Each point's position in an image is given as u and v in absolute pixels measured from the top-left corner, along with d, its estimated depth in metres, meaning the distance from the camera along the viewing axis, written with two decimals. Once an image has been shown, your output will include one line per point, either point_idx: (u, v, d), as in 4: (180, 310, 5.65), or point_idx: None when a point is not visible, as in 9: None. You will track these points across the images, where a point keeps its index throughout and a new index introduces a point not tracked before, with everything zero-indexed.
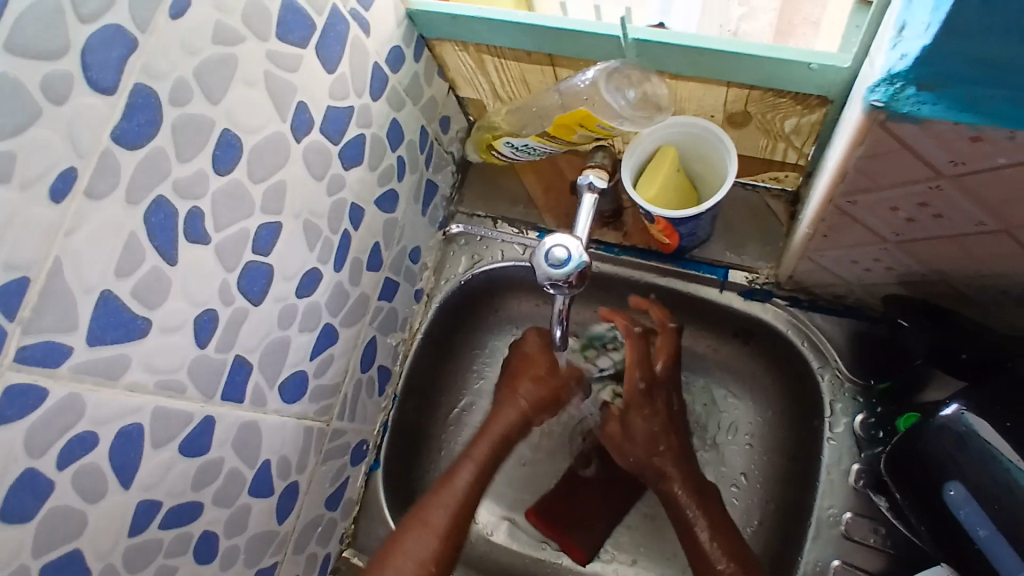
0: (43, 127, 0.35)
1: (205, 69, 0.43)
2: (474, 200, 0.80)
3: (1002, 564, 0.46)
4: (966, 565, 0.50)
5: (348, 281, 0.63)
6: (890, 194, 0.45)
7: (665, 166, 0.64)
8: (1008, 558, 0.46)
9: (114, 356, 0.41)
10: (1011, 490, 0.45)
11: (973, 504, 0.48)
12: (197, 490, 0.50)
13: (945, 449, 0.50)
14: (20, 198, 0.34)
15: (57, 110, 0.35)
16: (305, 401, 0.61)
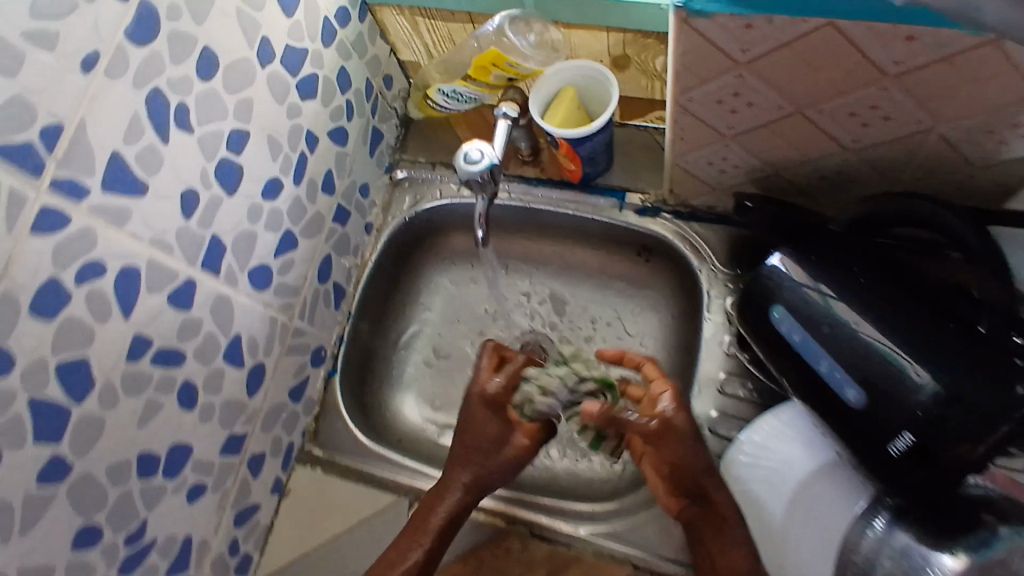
0: (76, 19, 0.47)
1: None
2: (416, 149, 0.94)
3: (813, 360, 0.60)
4: (790, 375, 0.63)
5: (306, 197, 0.76)
6: (711, 86, 0.60)
7: (565, 101, 0.79)
8: (816, 355, 0.60)
9: (121, 206, 0.53)
10: (817, 305, 0.60)
11: (792, 320, 0.61)
12: (181, 341, 0.62)
13: (766, 290, 0.64)
14: (56, 67, 0.47)
15: (87, 7, 0.48)
16: (271, 293, 0.73)
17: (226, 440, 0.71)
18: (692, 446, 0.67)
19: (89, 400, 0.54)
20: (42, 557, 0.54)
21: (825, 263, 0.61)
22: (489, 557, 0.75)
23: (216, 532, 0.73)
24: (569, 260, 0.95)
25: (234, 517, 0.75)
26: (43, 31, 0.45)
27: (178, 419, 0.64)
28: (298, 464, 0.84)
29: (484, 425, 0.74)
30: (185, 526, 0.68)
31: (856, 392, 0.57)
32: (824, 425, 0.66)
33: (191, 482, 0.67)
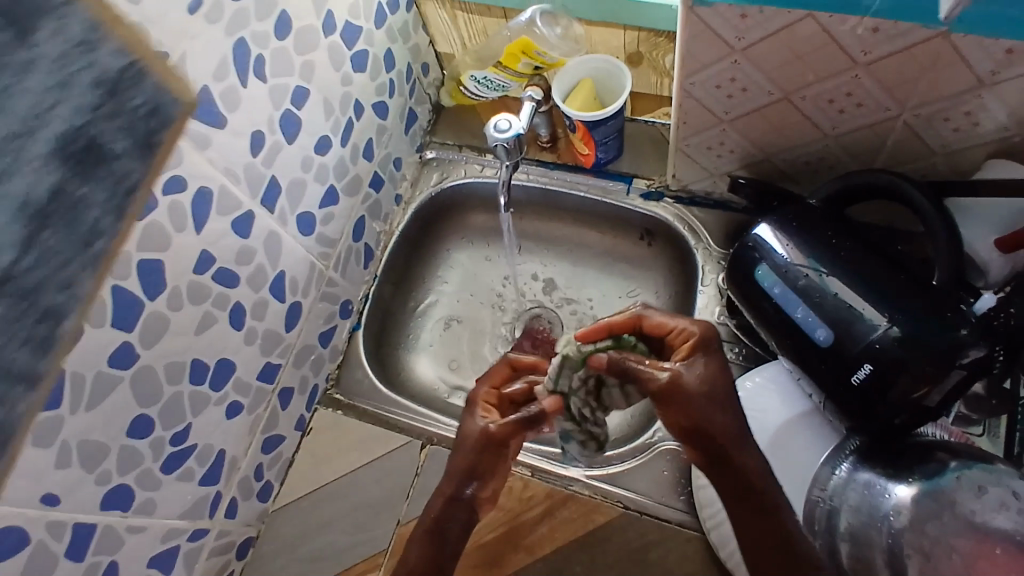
0: None
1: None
2: (446, 133, 1.04)
3: (790, 309, 0.68)
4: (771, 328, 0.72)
5: (349, 158, 0.85)
6: (712, 72, 0.70)
7: (585, 88, 0.88)
8: (792, 305, 0.68)
9: (205, 133, 0.62)
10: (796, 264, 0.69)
11: (774, 275, 0.70)
12: (237, 264, 0.70)
13: (750, 254, 0.72)
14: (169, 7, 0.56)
15: None
16: (312, 239, 0.82)
17: (263, 367, 0.79)
18: (712, 407, 0.60)
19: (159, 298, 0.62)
20: (105, 433, 0.60)
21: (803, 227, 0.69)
22: None
23: (245, 452, 0.80)
24: (578, 241, 1.04)
25: (262, 443, 0.82)
26: None
27: (227, 335, 0.71)
28: (321, 406, 0.91)
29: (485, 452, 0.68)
30: (220, 439, 0.75)
31: (826, 332, 0.65)
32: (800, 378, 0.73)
33: (230, 399, 0.75)
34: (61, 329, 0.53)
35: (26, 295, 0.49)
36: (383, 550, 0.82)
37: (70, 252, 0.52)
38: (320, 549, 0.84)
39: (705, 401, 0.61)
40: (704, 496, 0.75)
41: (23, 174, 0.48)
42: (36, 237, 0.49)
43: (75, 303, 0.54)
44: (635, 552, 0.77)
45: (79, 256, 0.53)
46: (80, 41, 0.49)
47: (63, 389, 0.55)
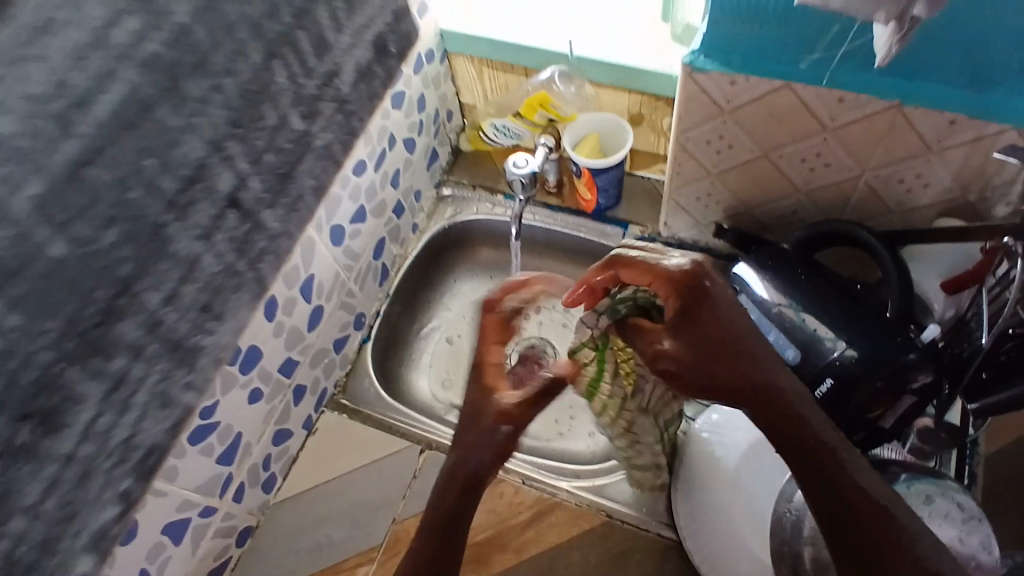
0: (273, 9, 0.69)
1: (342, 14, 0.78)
2: (462, 174, 1.15)
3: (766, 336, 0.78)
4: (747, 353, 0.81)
5: (379, 183, 0.95)
6: (702, 130, 0.82)
7: (590, 140, 1.00)
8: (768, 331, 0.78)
9: (271, 141, 0.72)
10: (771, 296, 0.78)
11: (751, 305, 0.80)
12: (277, 260, 0.79)
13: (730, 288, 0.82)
14: (255, 34, 0.67)
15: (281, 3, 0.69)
16: (340, 250, 0.91)
17: (284, 360, 0.86)
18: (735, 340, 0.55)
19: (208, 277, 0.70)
20: None
21: (778, 266, 0.80)
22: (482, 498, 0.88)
23: (258, 439, 0.85)
24: (576, 278, 1.13)
25: (273, 434, 0.88)
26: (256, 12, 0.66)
27: (260, 324, 0.79)
28: (327, 409, 0.98)
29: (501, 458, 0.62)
30: (240, 421, 0.81)
31: (795, 352, 0.75)
32: None
33: (253, 385, 0.81)
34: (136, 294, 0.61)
35: (112, 257, 0.57)
36: (377, 547, 0.87)
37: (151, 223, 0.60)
38: (317, 541, 0.88)
39: (704, 347, 0.55)
40: (681, 506, 0.81)
41: (126, 157, 0.57)
42: (127, 208, 0.57)
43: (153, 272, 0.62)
44: (614, 558, 0.83)
45: (161, 230, 0.62)
46: (180, 54, 0.59)
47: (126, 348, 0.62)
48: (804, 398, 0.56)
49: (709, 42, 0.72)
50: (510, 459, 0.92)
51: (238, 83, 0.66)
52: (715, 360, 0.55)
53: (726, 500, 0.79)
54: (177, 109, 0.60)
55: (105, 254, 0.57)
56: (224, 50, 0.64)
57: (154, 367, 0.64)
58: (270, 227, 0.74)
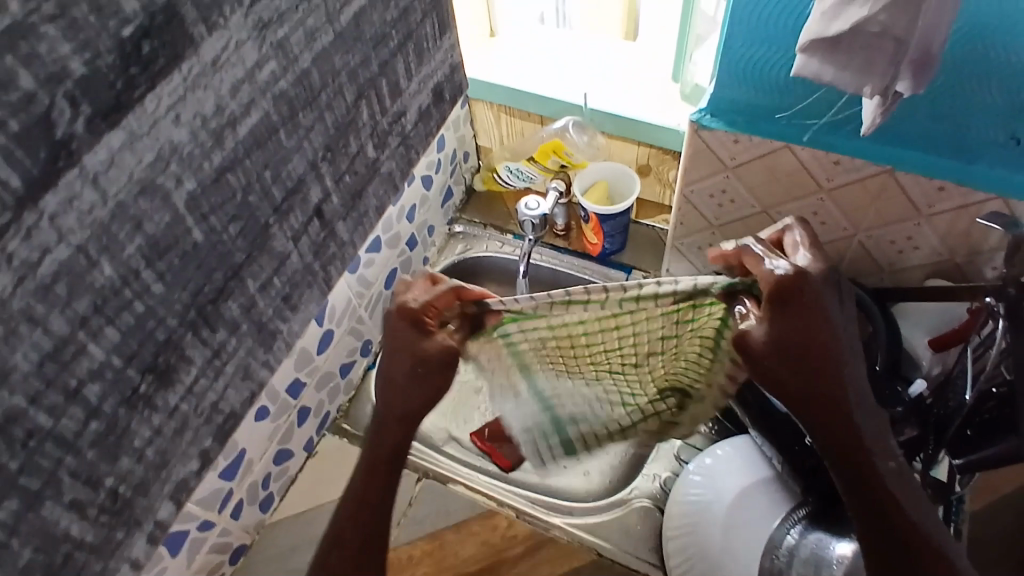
0: (332, 54, 0.72)
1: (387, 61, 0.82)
2: (474, 212, 1.20)
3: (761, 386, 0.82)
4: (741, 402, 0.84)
5: (395, 217, 0.99)
6: (706, 183, 0.86)
7: (601, 188, 1.03)
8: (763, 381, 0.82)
9: (310, 174, 0.75)
10: None
11: None
12: (303, 287, 0.81)
13: None
14: (314, 75, 0.70)
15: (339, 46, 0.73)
16: (355, 278, 0.94)
17: (293, 381, 0.88)
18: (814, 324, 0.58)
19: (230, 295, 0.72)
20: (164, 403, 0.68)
21: None
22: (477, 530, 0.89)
23: (261, 456, 0.86)
24: None
25: (275, 453, 0.89)
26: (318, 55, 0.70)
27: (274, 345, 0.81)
28: (327, 432, 0.99)
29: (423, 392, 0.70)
30: (247, 438, 0.82)
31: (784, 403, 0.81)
32: (764, 449, 0.84)
33: (263, 403, 0.83)
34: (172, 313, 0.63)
35: (155, 277, 0.60)
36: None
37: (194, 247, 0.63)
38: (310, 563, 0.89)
39: (795, 331, 0.58)
40: (670, 548, 0.82)
41: (183, 184, 0.59)
42: (171, 231, 0.60)
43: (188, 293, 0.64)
44: None
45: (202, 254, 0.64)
46: (246, 92, 0.62)
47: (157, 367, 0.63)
48: (862, 397, 0.62)
49: (715, 105, 0.78)
50: (507, 491, 0.91)
51: (292, 118, 0.69)
52: (812, 356, 0.59)
53: (717, 539, 0.80)
54: (235, 140, 0.63)
55: (149, 273, 0.59)
56: (287, 90, 0.67)
57: (175, 382, 0.66)
58: (302, 254, 0.78)
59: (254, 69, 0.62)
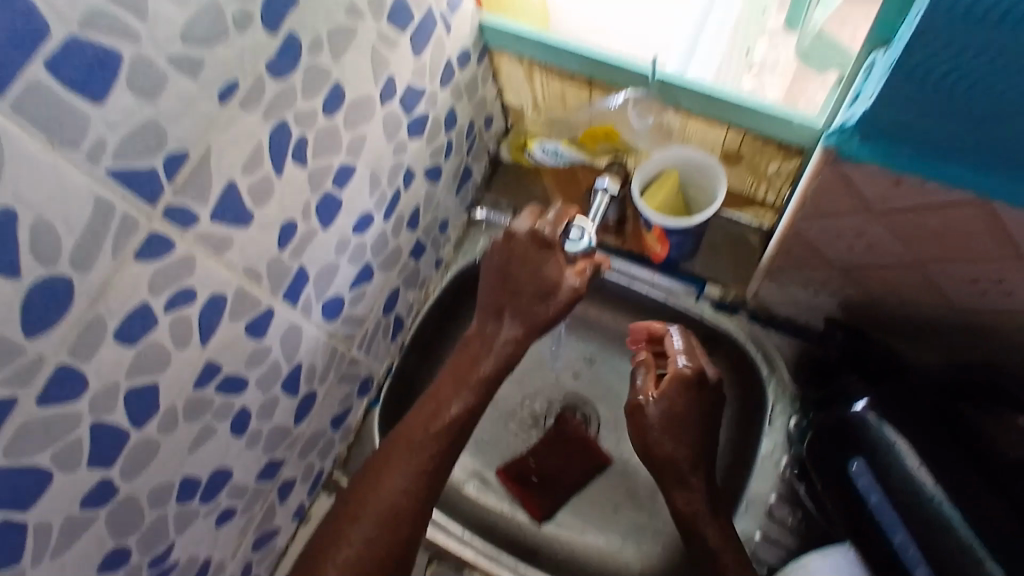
0: (223, 45, 0.45)
1: (333, 35, 0.54)
2: (501, 192, 0.93)
3: (885, 518, 0.61)
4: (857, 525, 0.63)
5: (391, 231, 0.74)
6: (832, 222, 0.61)
7: (668, 186, 0.77)
8: (888, 515, 0.61)
9: (231, 226, 0.52)
10: (888, 462, 0.61)
11: (871, 476, 0.62)
12: (248, 367, 0.60)
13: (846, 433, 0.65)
14: (195, 89, 0.45)
15: (237, 35, 0.46)
16: (338, 322, 0.71)
17: (264, 466, 0.69)
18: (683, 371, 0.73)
19: (148, 425, 0.52)
20: None
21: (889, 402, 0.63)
22: None
23: (233, 555, 0.70)
24: (630, 333, 0.92)
25: (253, 540, 0.72)
26: (192, 55, 0.43)
27: (226, 444, 0.61)
28: (324, 491, 0.81)
29: (460, 438, 0.71)
30: (208, 548, 0.65)
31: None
32: None
33: (223, 506, 0.65)
34: (23, 485, 0.44)
35: None
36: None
37: (44, 399, 0.43)
38: None
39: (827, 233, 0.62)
40: None
41: None
42: None
43: (41, 450, 0.44)
44: None
45: (49, 400, 0.44)
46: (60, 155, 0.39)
47: (22, 546, 0.46)
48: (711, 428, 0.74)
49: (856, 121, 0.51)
50: None
51: (166, 164, 0.45)
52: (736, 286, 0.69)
53: None
54: (62, 235, 0.41)
55: None
56: (142, 125, 0.42)
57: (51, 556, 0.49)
58: (236, 324, 0.57)
59: (55, 118, 0.38)
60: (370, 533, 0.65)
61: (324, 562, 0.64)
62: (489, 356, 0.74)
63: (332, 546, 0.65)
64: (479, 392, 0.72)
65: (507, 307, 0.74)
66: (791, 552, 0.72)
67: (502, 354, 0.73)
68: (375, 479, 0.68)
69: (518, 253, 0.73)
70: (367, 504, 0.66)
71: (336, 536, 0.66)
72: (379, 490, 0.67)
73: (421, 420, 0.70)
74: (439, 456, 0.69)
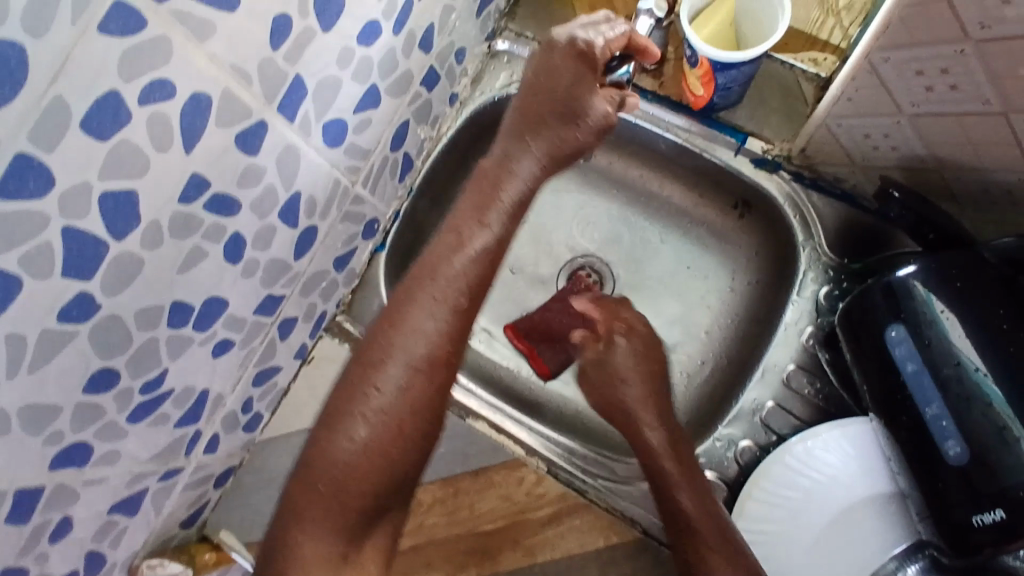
0: None
1: None
2: (527, 22, 0.82)
3: (922, 392, 0.58)
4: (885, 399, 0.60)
5: (401, 49, 0.65)
6: (917, 53, 0.50)
7: (722, 13, 0.67)
8: (927, 390, 0.57)
9: (214, 8, 0.44)
10: (932, 335, 0.57)
11: (911, 344, 0.58)
12: (239, 187, 0.54)
13: (886, 304, 0.60)
14: None
15: None
16: (340, 151, 0.64)
17: (263, 300, 0.65)
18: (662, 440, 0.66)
19: (130, 237, 0.47)
20: (56, 394, 0.48)
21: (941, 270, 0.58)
22: (466, 488, 0.72)
23: (232, 389, 0.68)
24: (659, 194, 0.86)
25: (253, 377, 0.70)
26: None
27: (220, 271, 0.57)
28: (327, 335, 0.78)
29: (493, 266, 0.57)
30: (205, 379, 0.63)
31: (959, 447, 0.55)
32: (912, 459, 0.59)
33: (220, 337, 0.61)
34: None
35: None
36: None
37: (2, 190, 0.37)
38: None
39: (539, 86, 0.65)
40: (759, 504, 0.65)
41: None
42: None
43: (6, 251, 0.39)
44: None
45: (8, 195, 0.38)
46: None
47: None
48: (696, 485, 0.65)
49: None
50: (543, 439, 0.73)
51: None
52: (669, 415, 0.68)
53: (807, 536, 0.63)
54: None
55: None
56: None
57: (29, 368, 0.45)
58: (225, 135, 0.50)
59: None
60: (388, 404, 0.51)
61: (331, 443, 0.50)
62: (511, 180, 0.60)
63: (336, 427, 0.50)
64: (512, 216, 0.59)
65: (548, 124, 0.63)
66: (804, 422, 0.70)
67: (528, 175, 0.61)
68: (389, 328, 0.53)
69: (558, 66, 0.63)
70: (360, 381, 0.51)
71: (336, 415, 0.51)
72: (397, 334, 0.52)
73: (433, 264, 0.55)
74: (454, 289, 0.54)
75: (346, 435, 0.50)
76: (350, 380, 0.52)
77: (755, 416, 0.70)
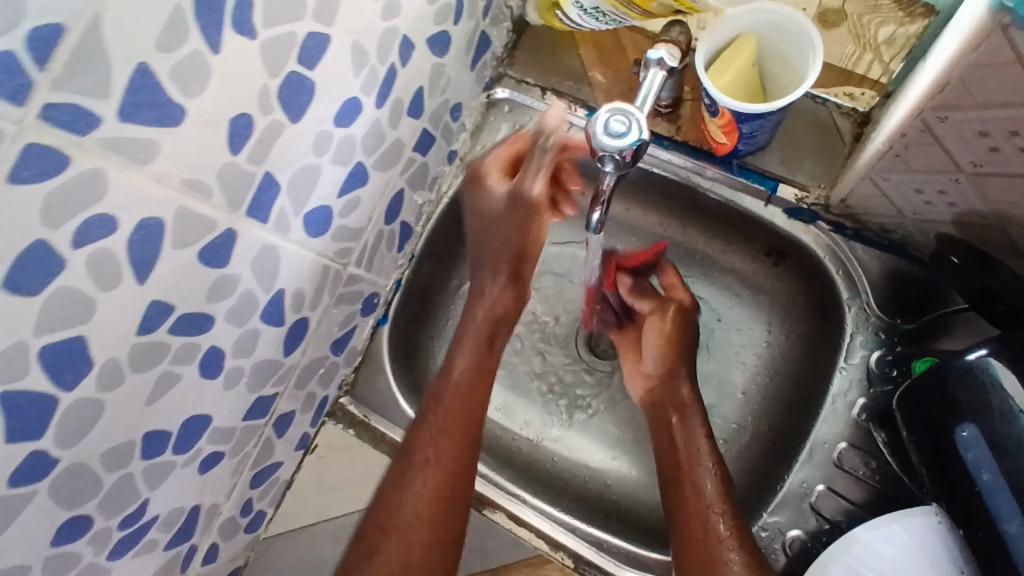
0: None
1: None
2: (527, 66, 0.75)
3: (994, 503, 0.50)
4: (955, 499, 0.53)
5: (387, 120, 0.59)
6: (980, 115, 0.42)
7: (742, 56, 0.59)
8: (1003, 500, 0.50)
9: (153, 126, 0.38)
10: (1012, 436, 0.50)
11: (986, 448, 0.51)
12: (211, 302, 0.48)
13: (956, 391, 0.52)
14: None
15: None
16: (327, 238, 0.59)
17: (253, 404, 0.59)
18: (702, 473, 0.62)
19: (83, 383, 0.42)
20: (19, 556, 0.43)
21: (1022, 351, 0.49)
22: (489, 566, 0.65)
23: (229, 496, 0.62)
24: (681, 242, 0.77)
25: (250, 480, 0.64)
26: None
27: (198, 390, 0.51)
28: (330, 420, 0.73)
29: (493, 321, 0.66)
30: (195, 496, 0.58)
31: None
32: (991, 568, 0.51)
33: (207, 452, 0.56)
34: None
35: None
36: None
37: None
38: None
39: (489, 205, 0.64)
40: None
41: None
42: None
43: None
44: None
45: None
46: None
47: None
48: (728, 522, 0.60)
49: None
50: (567, 528, 0.67)
51: (29, 43, 0.31)
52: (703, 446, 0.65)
53: None
54: None
55: None
56: None
57: None
58: (186, 254, 0.44)
59: None
60: (421, 491, 0.59)
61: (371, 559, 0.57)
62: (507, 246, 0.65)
63: (377, 543, 0.58)
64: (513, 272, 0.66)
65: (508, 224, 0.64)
66: (857, 505, 0.62)
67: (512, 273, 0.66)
68: (424, 411, 0.63)
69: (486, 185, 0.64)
70: (400, 484, 0.60)
71: (368, 554, 0.58)
72: (425, 419, 0.62)
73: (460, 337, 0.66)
74: (468, 354, 0.65)
75: (379, 552, 0.57)
76: (387, 498, 0.60)
77: (803, 501, 0.63)
